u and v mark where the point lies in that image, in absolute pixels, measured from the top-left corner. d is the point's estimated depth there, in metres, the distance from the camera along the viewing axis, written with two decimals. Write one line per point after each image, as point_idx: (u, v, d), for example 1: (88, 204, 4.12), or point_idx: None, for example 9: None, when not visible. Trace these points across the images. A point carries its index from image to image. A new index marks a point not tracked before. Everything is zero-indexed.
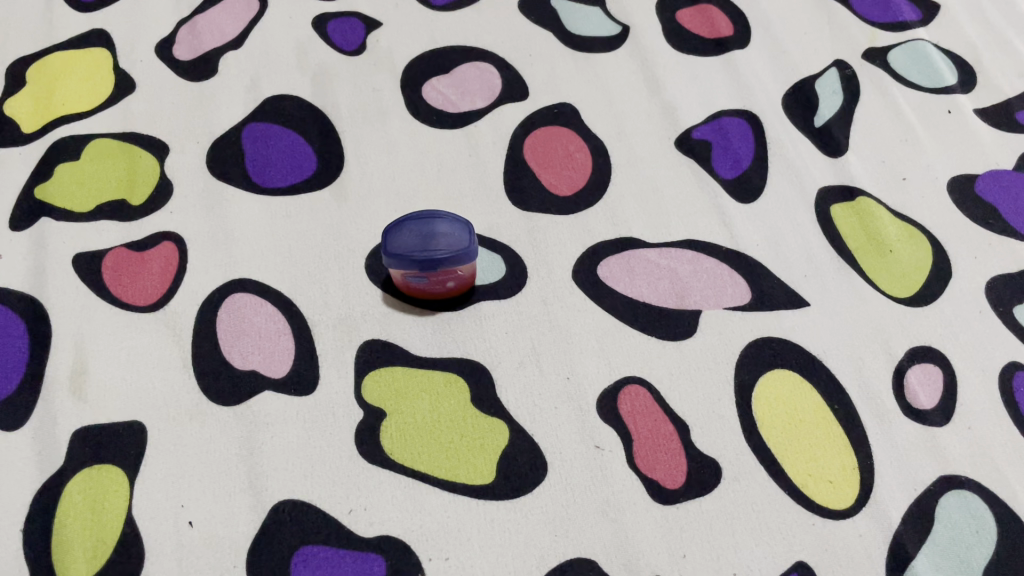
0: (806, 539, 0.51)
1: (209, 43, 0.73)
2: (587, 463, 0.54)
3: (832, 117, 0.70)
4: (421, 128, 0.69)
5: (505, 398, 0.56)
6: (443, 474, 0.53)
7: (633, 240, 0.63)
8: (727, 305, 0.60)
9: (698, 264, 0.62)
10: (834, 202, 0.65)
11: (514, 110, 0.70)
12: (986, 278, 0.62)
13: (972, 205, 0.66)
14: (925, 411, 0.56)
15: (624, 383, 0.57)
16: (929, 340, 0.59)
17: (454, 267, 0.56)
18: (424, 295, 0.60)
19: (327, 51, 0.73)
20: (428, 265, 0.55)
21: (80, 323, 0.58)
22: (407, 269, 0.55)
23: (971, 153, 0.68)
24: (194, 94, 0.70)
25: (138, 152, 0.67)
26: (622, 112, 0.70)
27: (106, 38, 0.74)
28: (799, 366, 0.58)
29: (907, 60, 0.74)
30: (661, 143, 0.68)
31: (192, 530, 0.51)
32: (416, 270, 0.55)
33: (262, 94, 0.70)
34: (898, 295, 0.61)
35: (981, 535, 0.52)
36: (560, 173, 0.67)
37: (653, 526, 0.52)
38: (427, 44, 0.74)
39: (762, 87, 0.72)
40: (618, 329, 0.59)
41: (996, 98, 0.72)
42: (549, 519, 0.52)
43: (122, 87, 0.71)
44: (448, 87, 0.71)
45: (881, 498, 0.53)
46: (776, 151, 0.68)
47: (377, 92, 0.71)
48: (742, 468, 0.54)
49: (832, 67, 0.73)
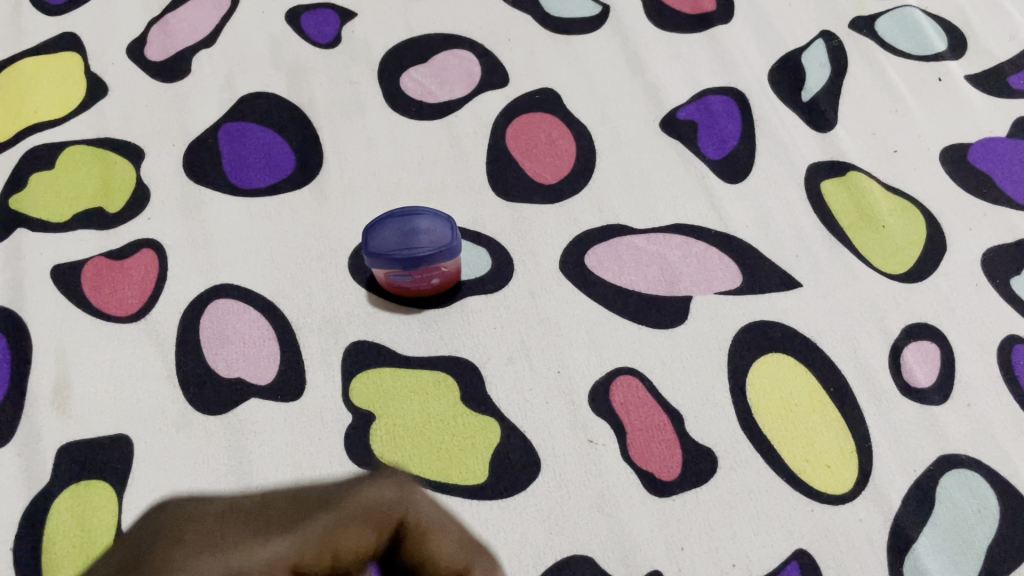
0: (805, 526, 0.51)
1: (181, 42, 0.71)
2: (580, 458, 0.53)
3: (819, 90, 0.68)
4: (400, 121, 0.67)
5: (495, 395, 0.55)
6: (435, 476, 0.52)
7: (620, 226, 0.62)
8: (718, 290, 0.59)
9: (687, 248, 0.61)
10: (824, 178, 0.64)
11: (493, 98, 0.68)
12: (983, 250, 0.61)
13: (966, 175, 0.64)
14: (923, 390, 0.55)
15: (616, 374, 0.56)
16: (926, 317, 0.58)
17: (438, 262, 0.54)
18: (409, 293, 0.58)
19: (300, 44, 0.71)
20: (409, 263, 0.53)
21: (62, 336, 0.57)
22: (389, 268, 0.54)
23: (964, 121, 0.67)
24: (168, 96, 0.68)
25: (113, 158, 0.65)
26: (606, 94, 0.68)
27: (77, 41, 0.72)
28: (794, 350, 0.57)
29: (895, 28, 0.72)
30: (646, 125, 0.66)
31: None
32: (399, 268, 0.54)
33: (237, 92, 0.69)
34: (892, 272, 0.60)
35: (984, 513, 0.51)
36: (543, 160, 0.65)
37: (649, 519, 0.51)
38: (404, 33, 0.72)
39: (748, 62, 0.70)
40: (608, 320, 0.58)
41: (988, 63, 0.70)
42: (544, 516, 0.51)
43: (95, 91, 0.69)
44: (426, 76, 0.69)
45: (880, 480, 0.52)
46: (763, 128, 0.66)
47: (354, 85, 0.69)
48: (737, 457, 0.53)
49: (819, 38, 0.71)
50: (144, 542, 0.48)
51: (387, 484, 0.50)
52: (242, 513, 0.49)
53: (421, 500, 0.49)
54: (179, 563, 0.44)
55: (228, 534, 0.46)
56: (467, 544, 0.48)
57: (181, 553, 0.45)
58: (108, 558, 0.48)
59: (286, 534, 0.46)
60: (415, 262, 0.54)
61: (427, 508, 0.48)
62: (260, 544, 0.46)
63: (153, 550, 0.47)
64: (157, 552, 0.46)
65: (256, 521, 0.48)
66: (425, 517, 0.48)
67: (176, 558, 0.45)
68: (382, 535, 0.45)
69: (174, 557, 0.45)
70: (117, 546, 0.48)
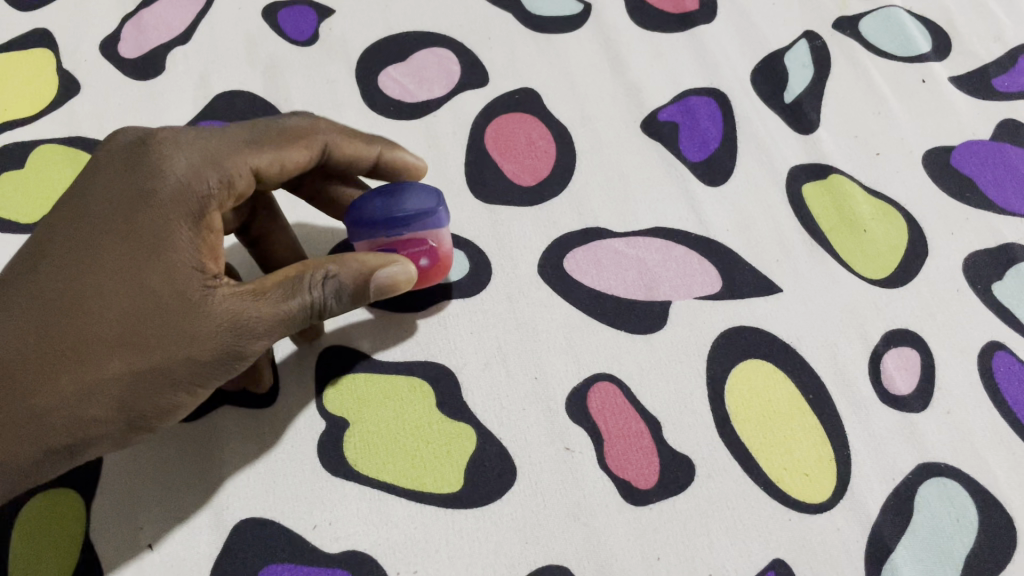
0: (783, 535, 0.50)
1: (155, 40, 0.70)
2: (557, 465, 0.52)
3: (802, 92, 0.68)
4: (376, 120, 0.65)
5: (471, 401, 0.54)
6: (409, 484, 0.51)
7: (600, 230, 0.61)
8: (698, 295, 0.58)
9: (667, 252, 0.60)
10: (806, 181, 0.63)
11: (473, 98, 0.67)
12: (965, 255, 0.61)
13: (949, 178, 0.64)
14: (902, 396, 0.55)
15: (594, 381, 0.55)
16: (906, 322, 0.58)
17: (425, 228, 0.50)
18: None
19: (276, 41, 0.69)
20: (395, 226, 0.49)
21: None
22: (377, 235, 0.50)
23: (947, 123, 0.66)
24: (141, 94, 0.67)
25: (84, 157, 0.64)
26: (587, 94, 0.67)
27: (49, 38, 0.70)
28: (774, 356, 0.56)
29: (879, 29, 0.71)
30: (627, 126, 0.65)
31: (152, 553, 0.49)
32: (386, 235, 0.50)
33: (211, 90, 0.67)
34: (873, 277, 0.59)
35: (962, 523, 0.52)
36: (523, 162, 0.64)
37: (626, 528, 0.50)
38: (382, 30, 0.70)
39: (730, 62, 0.69)
40: (586, 325, 0.57)
41: (971, 65, 0.70)
42: (519, 525, 0.50)
43: (67, 89, 0.67)
44: (405, 75, 0.68)
45: (859, 489, 0.52)
46: (746, 130, 0.66)
47: (331, 83, 0.67)
48: (716, 465, 0.52)
49: (802, 38, 0.70)
50: (116, 190, 0.45)
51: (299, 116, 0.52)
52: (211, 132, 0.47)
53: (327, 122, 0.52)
54: (171, 229, 0.44)
55: (195, 171, 0.45)
56: (366, 138, 0.54)
57: (167, 211, 0.44)
58: (96, 185, 0.46)
59: (231, 132, 0.47)
60: (406, 220, 0.49)
61: (338, 135, 0.52)
62: (218, 182, 0.45)
63: (142, 185, 0.45)
64: (143, 200, 0.44)
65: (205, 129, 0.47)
66: (338, 142, 0.52)
67: (167, 217, 0.44)
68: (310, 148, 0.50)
69: (163, 230, 0.44)
70: (93, 184, 0.46)
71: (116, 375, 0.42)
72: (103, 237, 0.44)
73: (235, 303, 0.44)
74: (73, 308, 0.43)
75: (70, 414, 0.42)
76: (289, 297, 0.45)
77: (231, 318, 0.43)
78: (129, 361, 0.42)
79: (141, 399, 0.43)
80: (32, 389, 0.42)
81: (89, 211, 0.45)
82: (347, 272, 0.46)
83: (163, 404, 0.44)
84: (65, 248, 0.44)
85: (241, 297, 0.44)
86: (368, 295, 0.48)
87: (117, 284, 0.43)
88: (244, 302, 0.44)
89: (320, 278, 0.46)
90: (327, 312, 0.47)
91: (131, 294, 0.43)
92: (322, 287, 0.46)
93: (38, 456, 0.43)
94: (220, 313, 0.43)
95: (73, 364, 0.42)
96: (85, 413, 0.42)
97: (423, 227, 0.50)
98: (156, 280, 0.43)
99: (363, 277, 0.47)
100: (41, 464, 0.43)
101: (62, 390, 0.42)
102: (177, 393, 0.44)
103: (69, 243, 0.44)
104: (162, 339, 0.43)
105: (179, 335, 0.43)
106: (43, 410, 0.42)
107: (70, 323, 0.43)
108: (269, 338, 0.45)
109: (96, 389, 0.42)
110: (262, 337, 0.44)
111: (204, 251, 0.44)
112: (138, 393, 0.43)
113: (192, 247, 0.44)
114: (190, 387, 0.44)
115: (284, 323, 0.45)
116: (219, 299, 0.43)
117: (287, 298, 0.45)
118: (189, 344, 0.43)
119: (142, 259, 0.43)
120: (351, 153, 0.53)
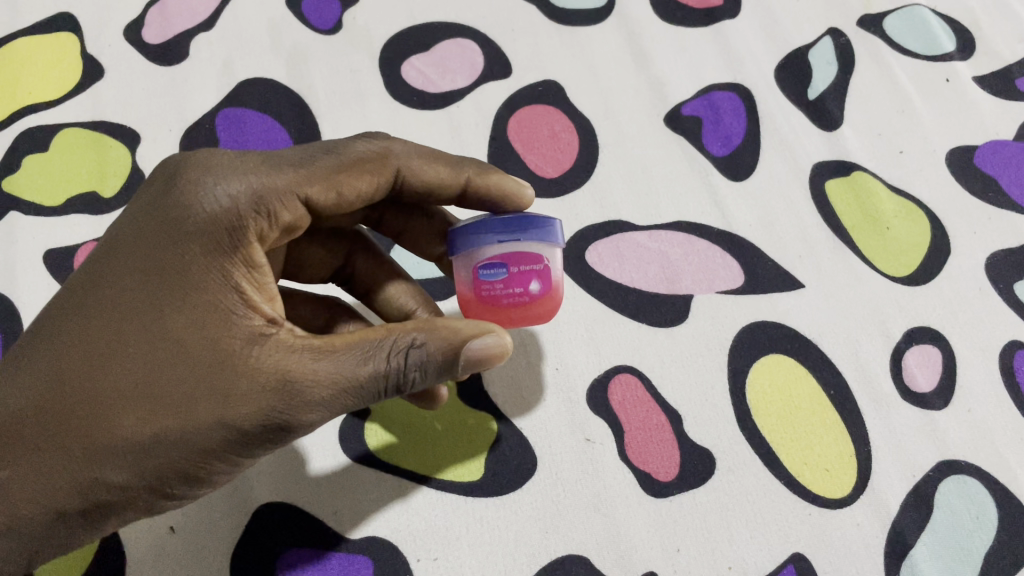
0: (803, 529, 0.51)
1: (179, 26, 0.70)
2: (578, 456, 0.52)
3: (825, 89, 0.68)
4: (400, 109, 0.65)
5: (492, 391, 0.54)
6: (430, 472, 0.52)
7: (622, 222, 0.61)
8: (720, 289, 0.58)
9: (688, 246, 0.60)
10: (828, 178, 0.63)
11: (496, 89, 0.67)
12: (987, 254, 0.61)
13: (972, 177, 0.64)
14: (923, 394, 0.55)
15: (615, 372, 0.55)
16: (927, 320, 0.58)
17: (537, 242, 0.42)
18: (496, 314, 0.43)
19: (300, 29, 0.69)
20: (506, 227, 0.42)
21: None
22: (483, 243, 0.42)
23: (970, 122, 0.66)
24: (164, 78, 0.67)
25: (108, 141, 0.64)
26: (610, 87, 0.67)
27: (72, 21, 0.70)
28: (795, 351, 0.56)
29: (902, 27, 0.71)
30: (650, 119, 0.65)
31: (174, 536, 0.49)
32: (493, 243, 0.42)
33: (234, 76, 0.67)
34: (895, 275, 0.59)
35: (982, 520, 0.52)
36: (545, 153, 0.64)
37: (646, 519, 0.50)
38: (406, 20, 0.70)
39: (754, 58, 0.69)
40: (607, 317, 0.57)
41: (995, 65, 0.70)
42: (539, 515, 0.50)
43: (91, 73, 0.67)
44: (428, 65, 0.68)
45: (878, 485, 0.52)
46: (769, 126, 0.66)
47: (354, 72, 0.67)
48: (736, 459, 0.52)
49: (826, 35, 0.70)
50: (149, 220, 0.38)
51: (371, 137, 0.45)
52: (261, 158, 0.40)
53: (404, 142, 0.46)
54: (209, 271, 0.37)
55: (240, 205, 0.38)
56: (449, 159, 0.48)
57: (205, 250, 0.37)
58: (131, 215, 0.40)
59: (283, 158, 0.41)
60: (518, 221, 0.42)
61: (416, 160, 0.46)
62: (258, 212, 0.38)
63: (176, 214, 0.38)
64: (177, 233, 0.37)
65: (258, 154, 0.41)
66: (416, 168, 0.46)
67: (205, 259, 0.37)
68: (379, 176, 0.44)
69: (198, 270, 0.37)
70: (132, 212, 0.40)
71: (132, 437, 0.36)
72: (132, 274, 0.38)
73: (287, 362, 0.36)
74: (92, 358, 0.37)
75: (80, 475, 0.36)
76: (355, 364, 0.37)
77: (277, 379, 0.36)
78: (152, 421, 0.36)
79: (165, 463, 0.36)
80: (41, 443, 0.37)
81: (119, 242, 0.39)
82: (435, 341, 0.38)
83: (189, 471, 0.37)
84: (91, 286, 0.38)
85: (293, 355, 0.37)
86: (459, 369, 0.39)
87: (141, 331, 0.37)
88: (299, 362, 0.36)
89: (402, 346, 0.38)
90: (407, 385, 0.38)
91: (155, 344, 0.36)
92: (401, 356, 0.37)
93: (51, 516, 0.38)
94: (263, 372, 0.36)
95: (85, 420, 0.36)
96: (96, 478, 0.36)
97: (534, 237, 0.42)
98: (190, 332, 0.36)
99: (453, 349, 0.38)
100: (55, 526, 0.38)
101: (71, 449, 0.36)
102: (211, 460, 0.37)
103: (96, 279, 0.38)
104: (189, 399, 0.36)
105: (208, 396, 0.36)
106: (51, 470, 0.37)
107: (84, 375, 0.37)
108: (327, 410, 0.37)
109: (107, 452, 0.36)
110: (319, 407, 0.37)
111: (251, 300, 0.37)
112: (157, 459, 0.36)
113: (233, 295, 0.37)
114: (225, 454, 0.37)
115: (349, 392, 0.37)
116: (264, 356, 0.36)
117: (354, 364, 0.37)
118: (225, 404, 0.36)
119: (171, 302, 0.37)
120: (433, 178, 0.47)
